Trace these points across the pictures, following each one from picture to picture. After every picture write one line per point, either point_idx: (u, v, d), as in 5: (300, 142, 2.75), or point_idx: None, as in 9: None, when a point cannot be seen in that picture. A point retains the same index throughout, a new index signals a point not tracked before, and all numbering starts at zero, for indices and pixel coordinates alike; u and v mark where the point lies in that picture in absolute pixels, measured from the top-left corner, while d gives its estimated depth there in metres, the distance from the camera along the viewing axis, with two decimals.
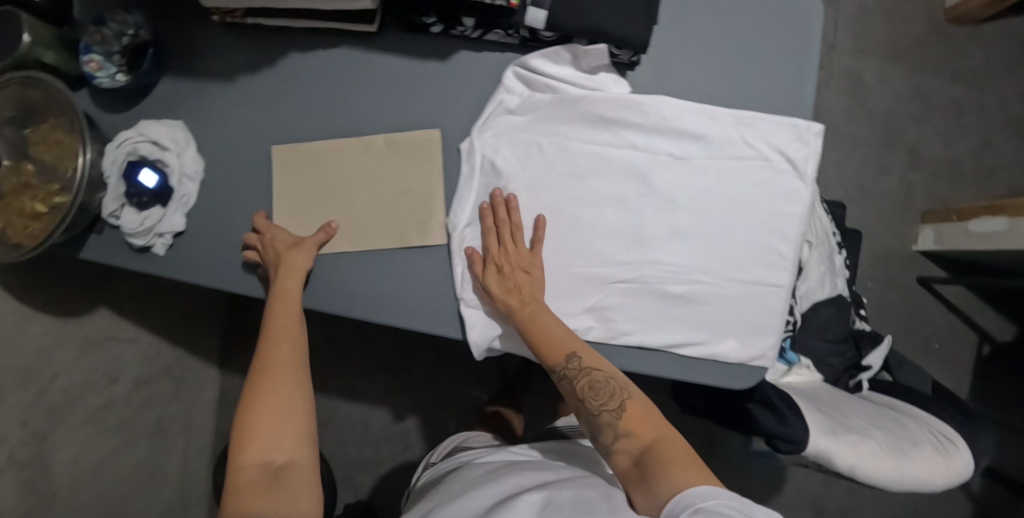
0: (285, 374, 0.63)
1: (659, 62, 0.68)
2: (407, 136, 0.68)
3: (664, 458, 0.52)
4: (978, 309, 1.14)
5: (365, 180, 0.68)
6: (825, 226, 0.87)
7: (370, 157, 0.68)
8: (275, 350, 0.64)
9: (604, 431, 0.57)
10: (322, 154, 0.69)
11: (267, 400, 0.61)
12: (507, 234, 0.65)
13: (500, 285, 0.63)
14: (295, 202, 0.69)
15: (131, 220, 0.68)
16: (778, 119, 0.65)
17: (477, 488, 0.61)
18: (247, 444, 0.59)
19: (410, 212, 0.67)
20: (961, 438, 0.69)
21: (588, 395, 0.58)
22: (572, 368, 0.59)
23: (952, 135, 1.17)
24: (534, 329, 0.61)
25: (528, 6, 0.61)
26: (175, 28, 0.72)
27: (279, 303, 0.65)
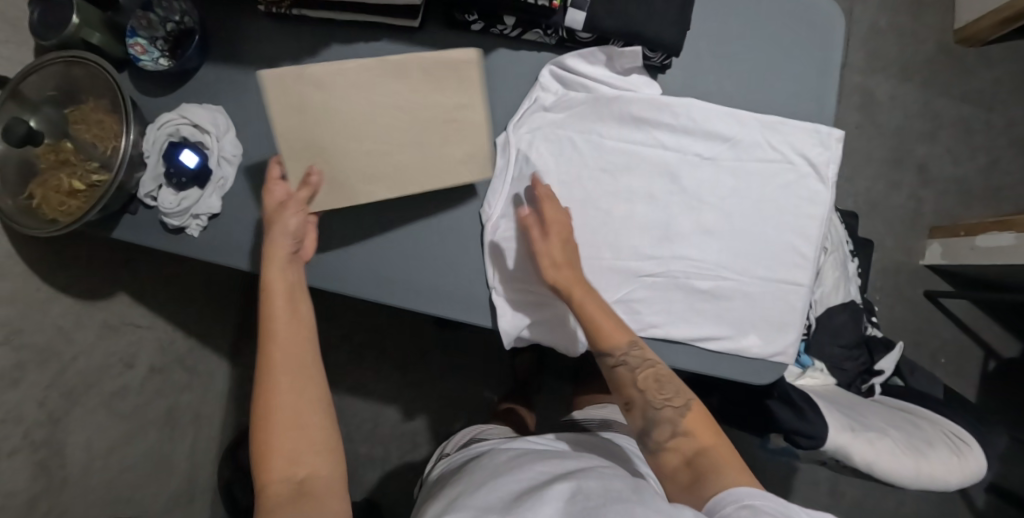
0: (294, 374, 0.57)
1: (689, 66, 0.70)
2: (446, 58, 0.60)
3: (722, 460, 0.54)
4: (984, 325, 1.16)
5: (393, 109, 0.61)
6: (839, 234, 0.89)
7: (400, 80, 0.61)
8: (273, 350, 0.57)
9: (660, 426, 0.58)
10: (331, 78, 0.60)
11: (278, 408, 0.55)
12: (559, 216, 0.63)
13: (564, 263, 0.62)
14: (301, 142, 0.61)
15: (168, 200, 0.69)
16: (803, 124, 0.68)
17: (497, 477, 0.60)
18: (267, 462, 0.54)
19: (455, 147, 0.63)
20: (973, 439, 0.71)
21: (652, 387, 0.59)
22: (636, 358, 0.60)
23: (960, 153, 1.21)
24: (595, 309, 0.61)
25: (569, 8, 0.63)
26: (220, 16, 0.74)
27: (280, 291, 0.59)
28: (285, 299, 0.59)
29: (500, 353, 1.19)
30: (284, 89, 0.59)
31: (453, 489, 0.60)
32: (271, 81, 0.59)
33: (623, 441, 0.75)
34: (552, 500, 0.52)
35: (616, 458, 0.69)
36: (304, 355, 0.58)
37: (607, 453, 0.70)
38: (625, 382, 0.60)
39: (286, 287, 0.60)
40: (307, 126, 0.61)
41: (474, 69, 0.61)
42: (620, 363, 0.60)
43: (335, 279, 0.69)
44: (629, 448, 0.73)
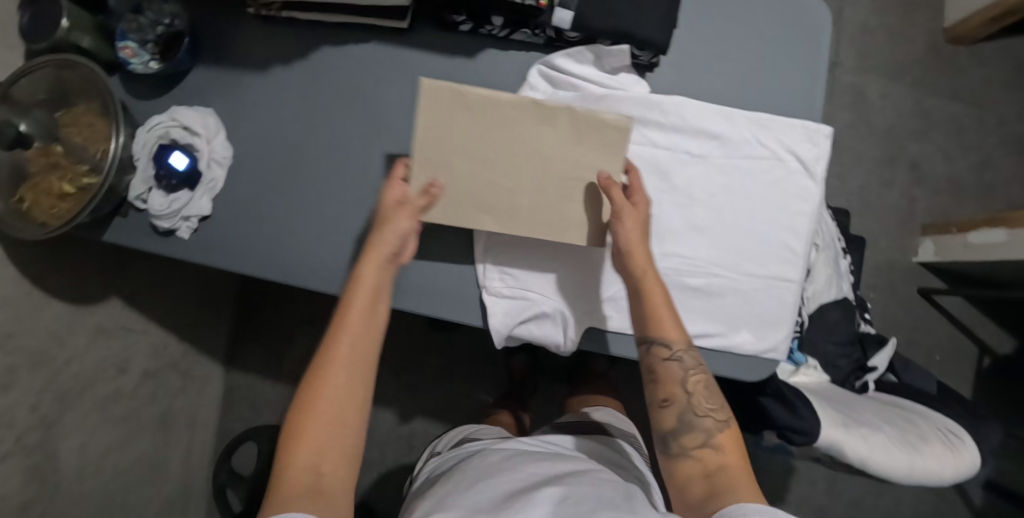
0: (351, 369, 0.55)
1: (677, 64, 0.70)
2: (597, 116, 0.61)
3: (745, 480, 0.54)
4: (979, 322, 1.16)
5: (529, 153, 0.62)
6: (830, 231, 0.89)
7: (547, 129, 0.61)
8: (342, 337, 0.56)
9: (693, 432, 0.58)
10: (485, 107, 0.61)
11: (327, 395, 0.53)
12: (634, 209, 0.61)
13: (641, 256, 0.59)
14: (434, 157, 0.62)
15: (158, 203, 0.69)
16: (791, 121, 0.68)
17: (488, 477, 0.59)
18: (296, 445, 0.52)
19: (575, 203, 0.63)
20: (967, 434, 0.71)
21: (700, 393, 0.59)
22: (693, 362, 0.59)
23: (952, 151, 1.21)
24: (666, 304, 0.59)
25: (556, 7, 0.63)
26: (211, 19, 0.74)
27: (366, 281, 0.58)
28: (367, 292, 0.58)
29: (495, 355, 1.19)
30: (436, 102, 0.60)
31: (445, 488, 0.60)
32: (429, 90, 0.60)
33: (615, 443, 0.75)
34: (542, 503, 0.52)
35: (607, 459, 0.69)
36: (366, 352, 0.56)
37: (599, 455, 0.70)
38: (673, 379, 0.59)
39: (373, 278, 0.58)
40: (449, 145, 0.61)
41: (618, 136, 0.61)
42: (673, 358, 0.59)
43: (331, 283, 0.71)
44: (621, 451, 0.73)
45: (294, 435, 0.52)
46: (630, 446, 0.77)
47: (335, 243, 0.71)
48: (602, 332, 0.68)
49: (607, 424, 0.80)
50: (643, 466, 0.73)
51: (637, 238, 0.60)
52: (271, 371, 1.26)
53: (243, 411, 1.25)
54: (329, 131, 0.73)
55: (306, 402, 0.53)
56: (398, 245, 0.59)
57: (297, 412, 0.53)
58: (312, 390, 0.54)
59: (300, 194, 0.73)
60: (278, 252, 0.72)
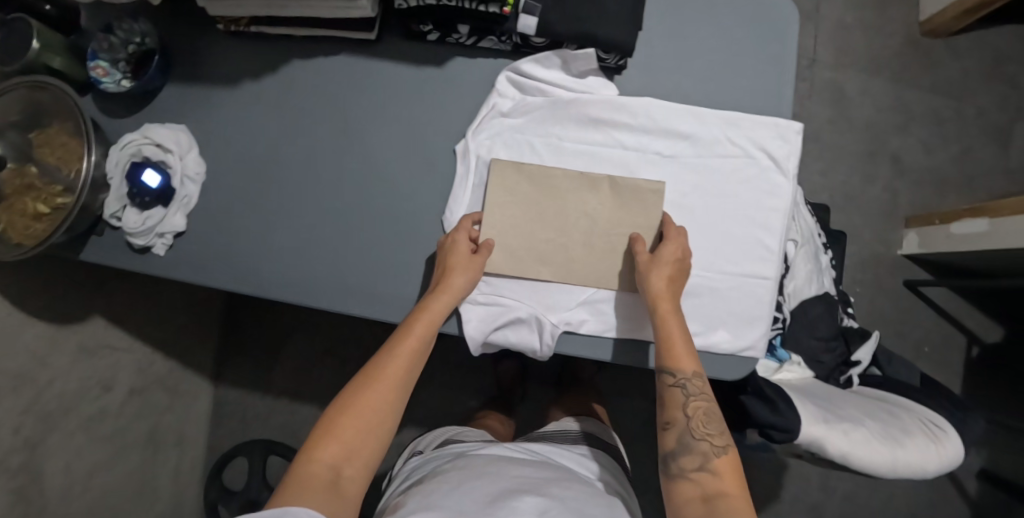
0: (396, 385, 0.58)
1: (645, 66, 0.70)
2: (638, 184, 0.67)
3: (740, 508, 0.52)
4: (966, 312, 1.16)
5: (582, 216, 0.67)
6: (809, 225, 0.89)
7: (595, 195, 0.67)
8: (396, 356, 0.58)
9: (691, 455, 0.57)
10: (544, 178, 0.67)
11: (370, 403, 0.56)
12: (667, 259, 0.62)
13: (664, 295, 0.60)
14: (495, 221, 0.67)
15: (132, 220, 0.70)
16: (761, 119, 0.68)
17: (474, 477, 0.56)
18: (326, 440, 0.54)
19: (618, 258, 0.66)
20: (950, 425, 0.71)
21: (700, 419, 0.58)
22: (701, 392, 0.59)
23: (933, 143, 1.21)
24: (678, 335, 0.59)
25: (520, 13, 0.64)
26: (181, 36, 0.75)
27: (430, 314, 0.60)
28: (427, 324, 0.60)
29: (483, 362, 1.19)
30: (501, 176, 0.67)
31: (427, 486, 0.57)
32: (496, 167, 0.67)
33: (597, 454, 0.73)
34: (524, 512, 0.49)
35: (587, 475, 0.67)
36: (411, 375, 0.59)
37: (579, 464, 0.69)
38: (676, 404, 0.59)
39: (434, 315, 0.60)
40: (507, 212, 0.67)
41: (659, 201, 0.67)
42: (678, 385, 0.59)
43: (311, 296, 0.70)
44: (602, 462, 0.72)
45: (329, 430, 0.55)
46: (613, 457, 0.76)
47: (310, 256, 0.71)
48: (579, 335, 0.67)
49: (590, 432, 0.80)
50: (623, 479, 0.71)
51: (663, 280, 0.61)
52: (261, 385, 1.26)
53: (233, 426, 1.25)
54: (304, 145, 0.73)
55: (348, 403, 0.56)
56: (462, 293, 0.62)
57: (338, 409, 0.56)
58: (359, 394, 0.56)
59: (274, 207, 0.73)
60: (254, 266, 0.72)
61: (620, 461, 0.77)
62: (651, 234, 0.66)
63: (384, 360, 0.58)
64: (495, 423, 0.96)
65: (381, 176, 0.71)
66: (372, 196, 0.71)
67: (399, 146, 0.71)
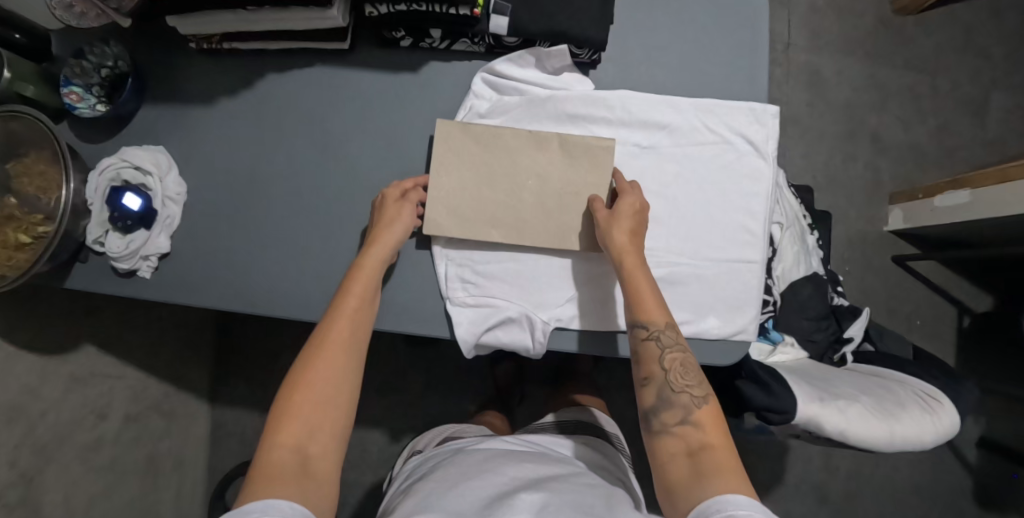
0: (345, 353, 0.57)
1: (618, 61, 0.71)
2: (583, 141, 0.65)
3: (725, 460, 0.52)
4: (955, 283, 1.17)
5: (532, 176, 0.66)
6: (793, 207, 0.90)
7: (543, 152, 0.66)
8: (337, 323, 0.58)
9: (672, 409, 0.56)
10: (489, 138, 0.66)
11: (322, 375, 0.55)
12: (624, 212, 0.62)
13: (627, 249, 0.60)
14: (446, 191, 0.65)
15: (116, 245, 0.69)
16: (736, 104, 0.69)
17: (471, 476, 0.55)
18: (286, 422, 0.53)
19: (577, 217, 0.65)
20: (944, 395, 0.72)
21: (676, 370, 0.57)
22: (674, 340, 0.58)
23: (912, 119, 1.23)
24: (647, 286, 0.59)
25: (491, 14, 0.64)
26: (152, 55, 0.74)
27: (365, 269, 0.61)
28: (363, 284, 0.60)
29: (480, 365, 1.18)
30: (446, 138, 0.65)
31: (426, 486, 0.56)
32: (442, 128, 0.65)
33: (596, 444, 0.74)
34: (522, 510, 0.48)
35: (590, 467, 0.67)
36: (359, 340, 0.59)
37: (578, 453, 0.70)
38: (651, 359, 0.58)
39: (370, 269, 0.61)
40: (457, 177, 0.66)
41: (608, 156, 0.65)
42: (651, 338, 0.58)
43: (302, 308, 0.70)
44: (600, 450, 0.72)
45: (286, 411, 0.54)
46: (613, 447, 0.76)
47: (299, 269, 0.71)
48: (570, 332, 0.67)
49: (588, 423, 0.80)
50: (625, 467, 0.72)
51: (625, 233, 0.61)
52: (259, 403, 1.25)
53: (234, 446, 1.24)
54: (284, 158, 0.73)
55: (299, 379, 0.55)
56: (395, 244, 0.63)
57: (289, 387, 0.55)
58: (307, 367, 0.56)
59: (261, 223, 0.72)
60: (240, 283, 0.72)
61: (622, 451, 0.77)
62: (606, 191, 0.65)
63: (326, 328, 0.58)
64: (494, 420, 0.96)
65: (362, 186, 0.71)
66: (355, 206, 0.71)
67: (378, 154, 0.71)
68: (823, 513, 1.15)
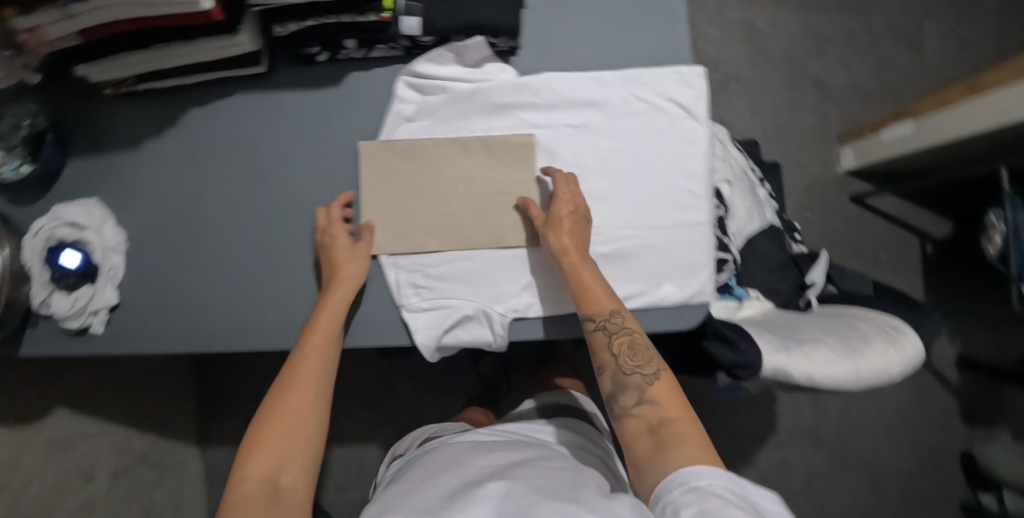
0: (315, 386, 0.58)
1: (538, 45, 0.70)
2: (504, 140, 0.67)
3: (687, 431, 0.53)
4: (914, 214, 1.19)
5: (461, 181, 0.67)
6: (739, 163, 0.90)
7: (468, 157, 0.67)
8: (308, 354, 0.58)
9: (627, 391, 0.57)
10: (414, 150, 0.67)
11: (295, 406, 0.56)
12: (562, 209, 0.63)
13: (571, 250, 0.61)
14: (379, 204, 0.67)
15: (62, 305, 0.67)
16: (663, 70, 0.69)
17: (444, 472, 0.55)
18: (260, 452, 0.53)
19: (509, 214, 0.67)
20: (908, 326, 0.73)
21: (625, 353, 0.58)
22: (623, 325, 0.59)
23: (850, 60, 1.24)
24: (592, 279, 0.60)
25: (401, 16, 0.63)
26: (68, 108, 0.72)
27: (330, 309, 0.61)
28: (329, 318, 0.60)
29: (463, 365, 1.18)
30: (372, 156, 0.67)
31: (397, 487, 0.56)
32: (365, 149, 0.67)
33: (572, 425, 0.74)
34: (487, 497, 0.48)
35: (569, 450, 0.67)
36: (329, 371, 0.59)
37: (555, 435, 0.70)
38: (602, 347, 0.59)
39: (335, 308, 0.61)
40: (388, 189, 0.67)
41: (532, 151, 0.68)
42: (599, 328, 0.59)
43: (261, 337, 0.70)
44: (576, 430, 0.73)
45: (259, 442, 0.54)
46: (590, 427, 0.77)
47: (252, 299, 0.70)
48: (529, 320, 0.67)
49: (573, 406, 0.81)
50: (603, 444, 0.73)
51: (566, 235, 0.62)
52: None
53: None
54: (218, 191, 0.72)
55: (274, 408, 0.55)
56: (357, 281, 0.63)
57: (263, 420, 0.55)
58: (282, 400, 0.56)
59: (209, 260, 0.71)
60: (194, 326, 0.71)
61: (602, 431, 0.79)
62: (535, 183, 0.67)
63: (295, 363, 0.58)
64: (476, 415, 0.96)
65: (302, 208, 0.71)
66: (300, 229, 0.71)
67: (314, 173, 0.71)
68: (818, 457, 1.17)
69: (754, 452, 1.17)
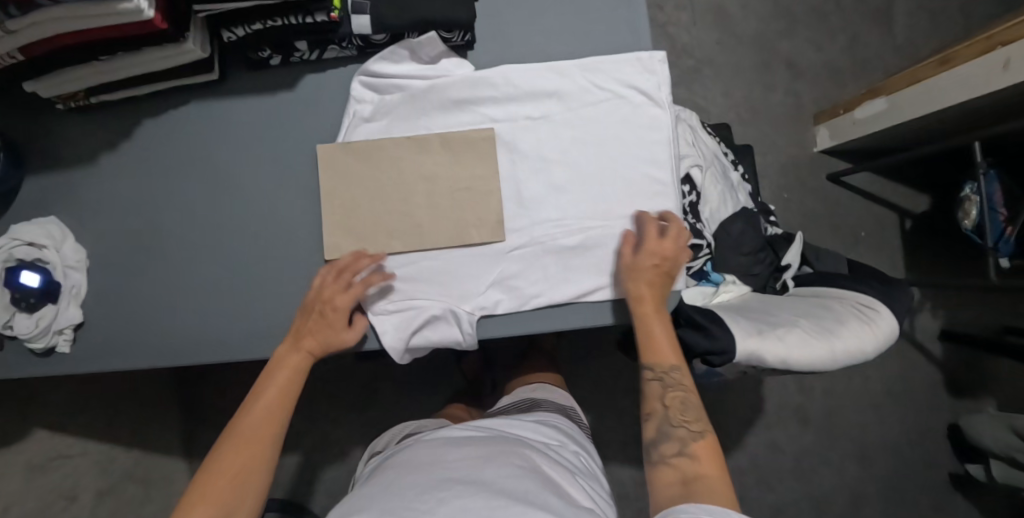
0: (267, 439, 0.57)
1: (494, 39, 0.69)
2: (464, 136, 0.67)
3: (718, 487, 0.53)
4: (891, 190, 1.19)
5: (421, 179, 0.66)
6: (710, 147, 0.90)
7: (427, 156, 0.66)
8: (259, 407, 0.59)
9: (669, 441, 0.59)
10: (373, 151, 0.66)
11: (246, 451, 0.55)
12: (648, 253, 0.62)
13: (647, 298, 0.62)
14: (340, 207, 0.66)
15: (25, 326, 0.66)
16: (622, 57, 0.68)
17: (413, 471, 0.54)
18: (201, 501, 0.52)
19: (472, 211, 0.66)
20: (881, 304, 0.73)
21: (676, 406, 0.61)
22: (680, 382, 0.62)
23: (822, 39, 1.23)
24: (662, 330, 0.62)
25: (351, 15, 0.62)
26: (21, 127, 0.71)
27: (289, 370, 0.61)
28: (289, 372, 0.61)
29: (447, 363, 1.17)
30: (331, 159, 0.66)
31: (364, 489, 0.55)
32: (324, 153, 0.67)
33: (548, 421, 0.72)
34: (452, 500, 0.48)
35: (543, 446, 0.64)
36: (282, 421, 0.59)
37: (535, 430, 0.67)
38: (654, 396, 0.62)
39: (294, 370, 0.61)
40: (349, 191, 0.66)
41: (492, 145, 0.67)
42: (656, 378, 0.62)
43: (230, 349, 0.69)
44: (553, 425, 0.71)
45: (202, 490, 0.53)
46: (566, 422, 0.75)
47: (219, 310, 0.69)
48: (498, 317, 0.67)
49: (544, 400, 0.81)
50: (580, 437, 0.73)
51: (645, 284, 0.62)
52: None
53: None
54: (178, 203, 0.71)
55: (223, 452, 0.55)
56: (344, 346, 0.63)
57: (211, 467, 0.54)
58: (232, 448, 0.55)
59: (172, 274, 0.70)
60: (158, 340, 0.70)
61: (579, 423, 0.79)
62: (498, 178, 0.67)
63: (247, 415, 0.58)
64: (458, 412, 0.95)
65: (263, 215, 0.70)
66: (264, 237, 0.70)
67: (274, 179, 0.70)
68: (806, 435, 1.17)
69: (742, 433, 1.17)
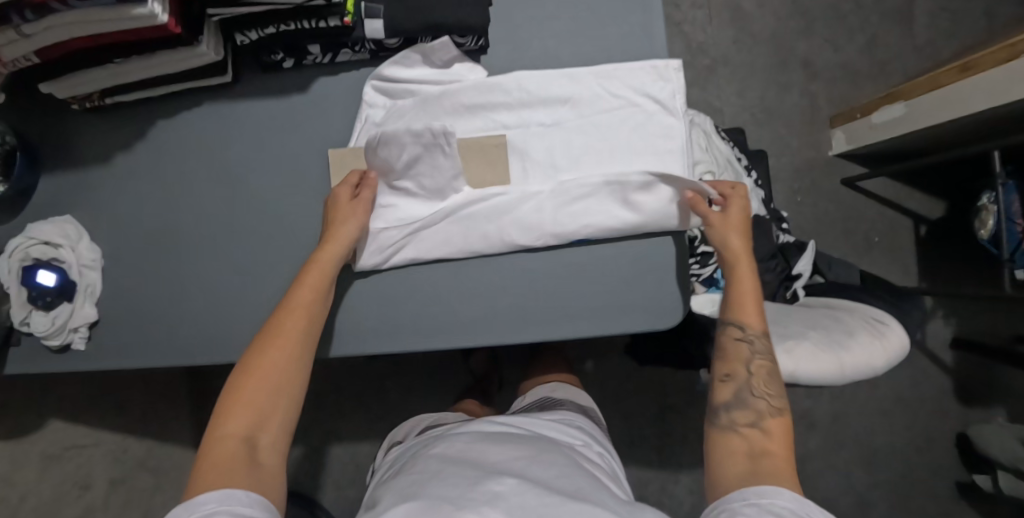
0: (302, 341, 0.56)
1: (508, 42, 0.69)
2: (476, 142, 0.66)
3: (785, 467, 0.52)
4: (907, 195, 1.18)
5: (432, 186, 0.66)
6: (724, 152, 0.88)
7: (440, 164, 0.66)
8: (294, 311, 0.57)
9: (744, 409, 0.57)
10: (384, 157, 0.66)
11: (279, 349, 0.55)
12: (737, 216, 0.64)
13: (741, 254, 0.63)
14: None
15: (42, 324, 0.66)
16: (637, 64, 0.67)
17: (459, 464, 0.54)
18: (235, 409, 0.52)
19: (481, 219, 0.66)
20: (893, 319, 0.72)
21: (761, 377, 0.59)
22: (765, 351, 0.61)
23: (840, 39, 1.21)
24: (752, 294, 0.62)
25: (364, 19, 0.61)
26: (37, 126, 0.72)
27: (318, 272, 0.59)
28: (317, 277, 0.59)
29: (456, 359, 1.18)
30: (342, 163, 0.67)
31: (407, 477, 0.56)
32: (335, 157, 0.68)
33: (570, 421, 0.72)
34: (506, 495, 0.48)
35: (570, 446, 0.65)
36: (311, 340, 0.57)
37: (560, 430, 0.68)
38: (738, 358, 0.60)
39: (324, 267, 0.60)
40: None
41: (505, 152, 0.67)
42: (744, 339, 0.60)
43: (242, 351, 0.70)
44: (576, 425, 0.71)
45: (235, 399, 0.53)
46: (587, 421, 0.76)
47: (231, 312, 0.70)
48: (507, 325, 0.67)
49: (560, 398, 0.82)
50: (602, 438, 0.74)
51: (740, 240, 0.63)
52: None
53: None
54: (190, 206, 0.71)
55: (251, 366, 0.54)
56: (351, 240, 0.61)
57: (245, 367, 0.54)
58: (263, 349, 0.55)
59: (188, 274, 0.71)
60: (173, 340, 0.71)
61: (599, 424, 0.79)
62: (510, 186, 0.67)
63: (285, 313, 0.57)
64: (471, 406, 0.97)
65: (275, 220, 0.70)
66: (278, 242, 0.70)
67: (287, 183, 0.70)
68: (813, 440, 1.17)
69: None
